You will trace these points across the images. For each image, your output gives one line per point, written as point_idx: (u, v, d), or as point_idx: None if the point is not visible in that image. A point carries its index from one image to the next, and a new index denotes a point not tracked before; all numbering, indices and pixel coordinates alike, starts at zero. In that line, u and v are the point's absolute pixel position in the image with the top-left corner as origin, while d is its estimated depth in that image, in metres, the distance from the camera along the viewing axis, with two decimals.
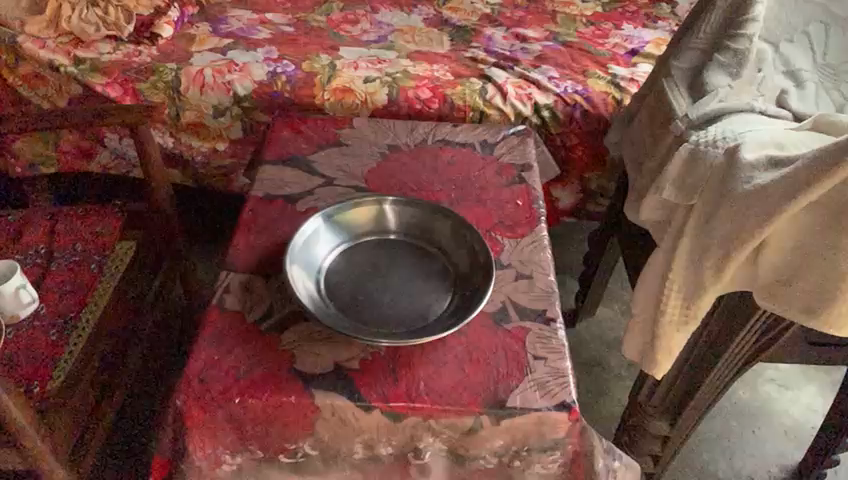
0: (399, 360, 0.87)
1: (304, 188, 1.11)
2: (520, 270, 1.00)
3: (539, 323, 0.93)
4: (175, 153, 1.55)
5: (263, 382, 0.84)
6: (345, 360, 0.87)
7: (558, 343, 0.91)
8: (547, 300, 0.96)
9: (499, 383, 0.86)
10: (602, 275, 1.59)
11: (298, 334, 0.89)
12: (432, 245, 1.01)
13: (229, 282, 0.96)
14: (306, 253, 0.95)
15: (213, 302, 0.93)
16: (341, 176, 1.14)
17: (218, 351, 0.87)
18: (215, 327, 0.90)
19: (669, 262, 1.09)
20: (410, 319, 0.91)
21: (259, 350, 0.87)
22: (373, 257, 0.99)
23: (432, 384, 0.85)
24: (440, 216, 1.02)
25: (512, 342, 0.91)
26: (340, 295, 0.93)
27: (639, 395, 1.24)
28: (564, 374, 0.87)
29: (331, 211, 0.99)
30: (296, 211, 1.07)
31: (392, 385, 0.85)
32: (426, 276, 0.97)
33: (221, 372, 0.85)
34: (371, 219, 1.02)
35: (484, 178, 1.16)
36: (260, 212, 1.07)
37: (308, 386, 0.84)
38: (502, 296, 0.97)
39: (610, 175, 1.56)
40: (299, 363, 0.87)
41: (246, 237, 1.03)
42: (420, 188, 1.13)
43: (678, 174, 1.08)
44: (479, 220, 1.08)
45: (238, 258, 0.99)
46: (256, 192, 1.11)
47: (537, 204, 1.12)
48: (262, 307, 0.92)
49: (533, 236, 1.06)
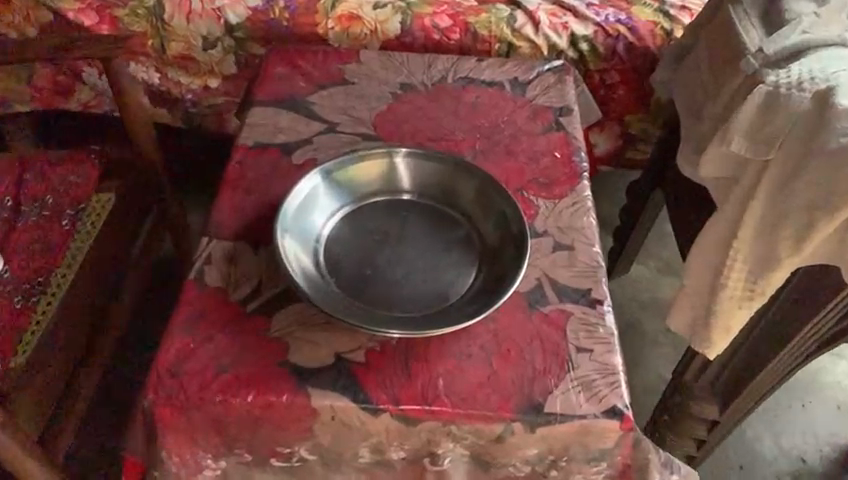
0: (413, 352, 0.72)
1: (302, 136, 0.94)
2: (559, 239, 0.84)
3: (582, 305, 0.77)
4: (161, 91, 1.37)
5: (249, 378, 0.70)
6: (349, 351, 0.72)
7: (605, 332, 0.75)
8: (592, 276, 0.80)
9: (535, 382, 0.71)
10: (639, 234, 1.42)
11: (291, 317, 0.74)
12: (453, 208, 0.84)
13: (211, 250, 0.80)
14: (304, 218, 0.79)
15: (190, 276, 0.78)
16: (346, 121, 0.96)
17: (195, 339, 0.72)
18: (192, 309, 0.75)
19: (734, 228, 0.93)
20: (427, 301, 0.76)
21: (244, 338, 0.72)
22: (383, 223, 0.83)
23: (453, 382, 0.70)
24: (464, 174, 0.85)
25: (550, 330, 0.75)
26: (343, 271, 0.78)
27: (686, 373, 1.09)
28: (613, 371, 0.72)
29: (333, 166, 0.82)
30: (293, 164, 0.91)
31: (404, 384, 0.70)
32: (446, 246, 0.81)
33: (198, 365, 0.70)
34: (381, 174, 0.85)
35: (515, 124, 0.98)
36: (249, 164, 0.90)
37: (302, 383, 0.69)
38: (538, 271, 0.80)
39: (654, 119, 1.38)
40: (292, 354, 0.71)
41: (232, 195, 0.86)
42: (439, 137, 0.95)
43: (751, 123, 0.89)
44: (509, 176, 0.91)
45: (223, 222, 0.83)
46: (245, 139, 0.94)
47: (579, 157, 0.94)
48: (249, 284, 0.77)
49: (574, 197, 0.89)
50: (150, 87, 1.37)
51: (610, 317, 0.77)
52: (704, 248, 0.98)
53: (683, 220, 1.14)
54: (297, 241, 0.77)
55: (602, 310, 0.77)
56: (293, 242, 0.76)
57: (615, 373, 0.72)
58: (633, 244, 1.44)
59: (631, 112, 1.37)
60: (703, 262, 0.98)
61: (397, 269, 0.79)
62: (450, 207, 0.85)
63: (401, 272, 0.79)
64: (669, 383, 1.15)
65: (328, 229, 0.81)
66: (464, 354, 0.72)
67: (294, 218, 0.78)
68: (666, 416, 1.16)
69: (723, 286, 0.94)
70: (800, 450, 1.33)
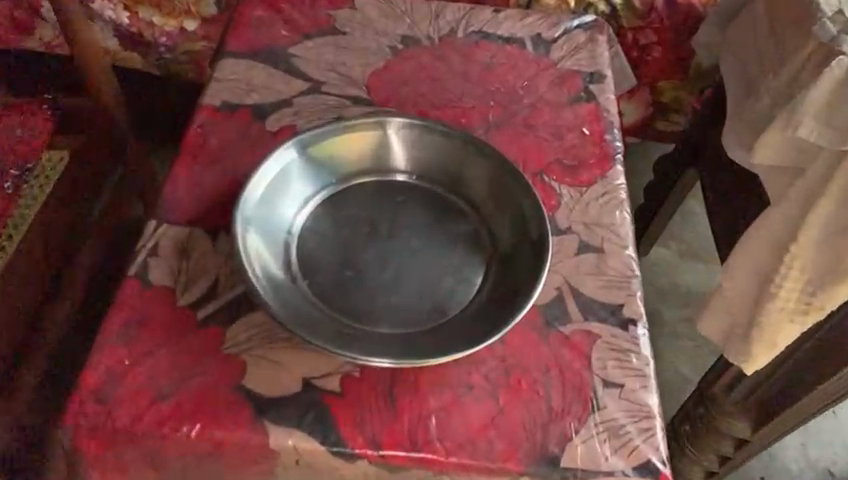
0: (400, 380, 0.58)
1: (280, 96, 0.78)
2: (585, 238, 0.69)
3: (611, 325, 0.63)
4: (130, 33, 1.16)
5: (194, 408, 0.56)
6: (320, 376, 0.58)
7: (639, 362, 0.62)
8: (624, 288, 0.66)
9: (550, 426, 0.57)
10: (664, 217, 1.25)
11: (251, 328, 0.60)
12: (457, 196, 0.69)
13: (159, 238, 0.65)
14: (272, 204, 0.64)
15: (130, 270, 0.63)
16: (334, 80, 0.80)
17: (130, 354, 0.58)
18: (129, 314, 0.60)
19: (791, 229, 0.78)
20: (420, 315, 0.62)
21: (191, 354, 0.58)
22: (370, 212, 0.68)
23: (449, 421, 0.56)
24: (472, 154, 0.69)
25: (571, 357, 0.61)
26: (319, 272, 0.63)
27: (715, 385, 0.95)
28: (648, 414, 0.59)
29: (310, 139, 0.67)
30: (266, 132, 0.75)
31: (388, 422, 0.56)
32: (446, 244, 0.66)
33: (131, 389, 0.56)
34: (371, 149, 0.69)
35: (537, 91, 0.81)
36: (213, 130, 0.75)
37: (260, 418, 0.55)
38: (559, 279, 0.66)
39: (691, 87, 1.22)
40: (248, 377, 0.57)
41: (189, 169, 0.71)
42: (445, 104, 0.79)
43: (826, 104, 0.74)
44: (527, 156, 0.75)
45: (176, 203, 0.68)
46: (210, 98, 0.77)
47: (611, 135, 0.78)
48: (203, 283, 0.62)
49: (604, 185, 0.74)
50: (117, 28, 1.16)
51: (644, 343, 0.63)
52: (751, 247, 0.82)
53: (724, 208, 0.98)
54: (261, 236, 0.62)
55: (635, 333, 0.63)
56: (256, 237, 0.61)
57: (651, 417, 0.59)
58: (656, 228, 1.27)
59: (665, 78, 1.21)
60: (749, 265, 0.83)
61: (385, 271, 0.64)
62: (454, 193, 0.69)
63: (389, 275, 0.64)
64: (694, 392, 1.01)
65: (302, 218, 0.66)
66: (464, 385, 0.58)
67: (259, 205, 0.63)
68: (687, 425, 1.03)
69: (772, 295, 0.79)
70: (825, 462, 1.22)
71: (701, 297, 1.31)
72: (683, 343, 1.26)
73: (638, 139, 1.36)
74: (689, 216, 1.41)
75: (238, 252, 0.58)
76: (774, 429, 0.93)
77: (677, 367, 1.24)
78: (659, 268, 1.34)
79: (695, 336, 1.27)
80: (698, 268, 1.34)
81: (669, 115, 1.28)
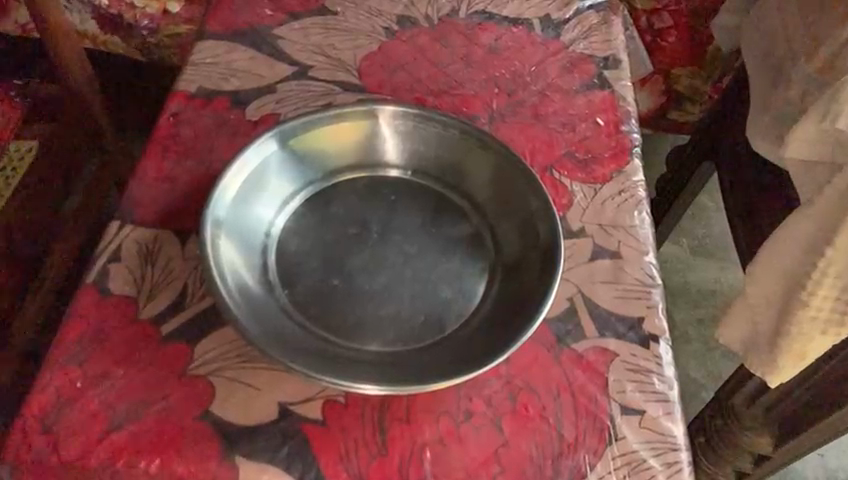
0: (391, 407, 0.52)
1: (262, 82, 0.70)
2: (600, 242, 0.62)
3: (630, 342, 0.56)
4: (110, 14, 1.06)
5: (154, 439, 0.49)
6: (299, 401, 0.51)
7: (662, 385, 0.55)
8: (644, 298, 0.59)
9: (560, 460, 0.51)
10: (683, 208, 1.15)
11: (222, 345, 0.53)
12: (457, 194, 0.62)
13: (121, 241, 0.58)
14: (248, 203, 0.56)
15: (88, 278, 0.55)
16: (322, 64, 0.72)
17: (83, 375, 0.51)
18: (83, 329, 0.53)
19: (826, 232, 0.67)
20: (414, 330, 0.55)
21: (153, 376, 0.51)
22: (359, 211, 0.60)
23: (446, 455, 0.50)
24: (475, 147, 0.61)
25: (585, 379, 0.54)
26: (300, 280, 0.56)
27: (733, 397, 0.88)
28: (674, 446, 0.53)
29: (292, 129, 0.59)
30: (245, 121, 0.67)
31: (377, 456, 0.50)
32: (444, 248, 0.59)
33: (82, 418, 0.49)
34: (362, 141, 0.62)
35: (546, 77, 0.74)
36: (187, 119, 0.67)
37: (231, 450, 0.49)
38: (572, 288, 0.59)
39: (707, 74, 1.14)
40: (218, 403, 0.51)
41: (158, 163, 0.63)
42: (444, 91, 0.72)
43: None
44: (535, 148, 0.68)
45: (143, 201, 0.60)
46: (185, 83, 0.69)
47: (628, 126, 0.71)
48: (169, 293, 0.55)
49: (620, 182, 0.66)
50: (99, 9, 1.06)
51: (668, 363, 0.56)
52: (782, 247, 0.72)
53: (746, 205, 0.91)
54: (235, 239, 0.54)
55: (658, 351, 0.56)
56: (229, 241, 0.54)
57: (678, 450, 0.52)
58: (670, 221, 1.17)
59: (680, 64, 1.13)
60: (773, 267, 0.73)
61: (375, 279, 0.57)
62: (453, 191, 0.62)
63: (380, 284, 0.57)
64: (709, 403, 0.94)
65: (281, 217, 0.59)
66: (464, 412, 0.52)
67: (233, 205, 0.55)
68: (701, 437, 0.96)
69: (803, 306, 0.69)
70: None
71: (714, 297, 1.24)
72: (695, 346, 1.19)
73: (651, 130, 1.27)
74: (702, 211, 1.33)
75: (206, 259, 0.51)
76: (799, 443, 0.85)
77: (689, 371, 1.17)
78: (671, 266, 1.26)
79: (708, 338, 1.19)
80: (711, 266, 1.27)
81: (684, 106, 1.20)
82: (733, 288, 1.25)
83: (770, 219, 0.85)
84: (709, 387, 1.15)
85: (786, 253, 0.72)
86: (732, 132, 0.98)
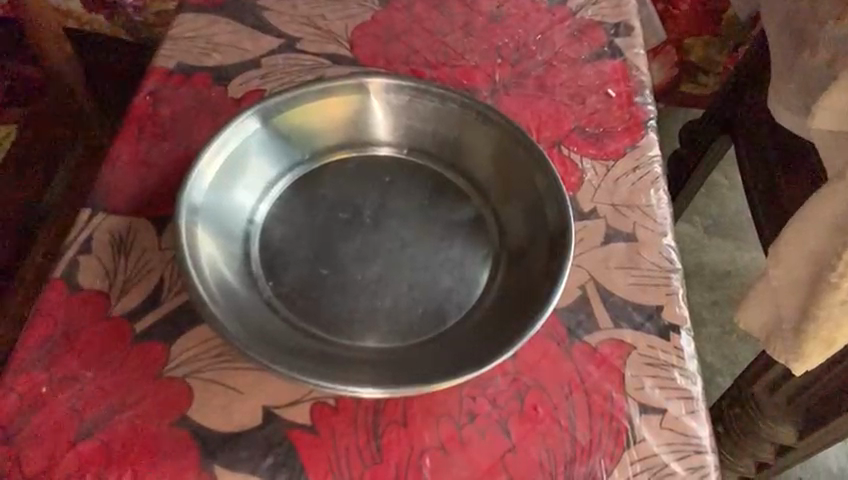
0: (386, 409, 0.47)
1: (247, 56, 0.65)
2: (613, 223, 0.57)
3: (648, 334, 0.52)
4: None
5: (126, 450, 0.44)
6: (285, 404, 0.47)
7: (683, 380, 0.50)
8: (663, 285, 0.54)
9: (573, 466, 0.46)
10: (696, 186, 1.09)
11: (202, 344, 0.48)
12: (456, 174, 0.57)
13: (92, 231, 0.53)
14: (225, 188, 0.51)
15: (56, 272, 0.51)
16: (310, 36, 0.67)
17: (48, 380, 0.46)
18: (50, 329, 0.48)
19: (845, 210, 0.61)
20: (413, 324, 0.50)
21: (125, 380, 0.46)
22: (350, 195, 0.55)
23: (449, 462, 0.46)
24: (476, 122, 0.56)
25: (599, 375, 0.49)
26: (286, 271, 0.51)
27: (753, 385, 0.83)
28: (698, 449, 0.48)
29: (275, 107, 0.54)
30: (227, 98, 0.62)
31: (371, 465, 0.45)
32: (444, 234, 0.54)
33: (46, 427, 0.45)
34: (351, 117, 0.56)
35: (553, 46, 0.68)
36: (165, 97, 0.62)
37: (211, 461, 0.45)
38: (583, 275, 0.54)
39: (721, 43, 1.08)
40: (196, 408, 0.46)
41: (134, 145, 0.58)
42: (443, 62, 0.66)
43: None
44: (541, 122, 0.63)
45: (117, 186, 0.56)
46: (163, 59, 0.64)
47: (642, 97, 0.65)
48: (144, 288, 0.50)
49: (633, 158, 0.61)
50: None
51: (690, 356, 0.51)
52: (807, 228, 0.64)
53: (766, 180, 0.86)
54: (213, 228, 0.49)
55: (679, 343, 0.52)
56: (206, 230, 0.49)
57: (703, 453, 0.48)
58: (684, 199, 1.11)
59: (694, 33, 1.07)
60: (791, 248, 0.66)
61: (368, 269, 0.52)
62: (452, 171, 0.57)
63: (373, 275, 0.52)
64: (727, 390, 0.89)
65: (265, 202, 0.54)
66: (466, 415, 0.47)
67: (210, 190, 0.50)
68: (719, 426, 0.92)
69: (833, 288, 0.62)
70: None
71: (729, 278, 1.18)
72: (710, 330, 1.14)
73: (664, 104, 1.22)
74: (716, 189, 1.27)
75: (181, 251, 0.46)
76: (825, 434, 0.80)
77: (703, 357, 1.12)
78: (684, 246, 1.21)
79: (723, 321, 1.14)
80: (726, 245, 1.21)
81: (698, 79, 1.14)
82: (749, 268, 1.19)
83: (794, 197, 0.79)
84: (724, 372, 1.11)
85: (803, 236, 0.65)
86: (750, 103, 0.92)
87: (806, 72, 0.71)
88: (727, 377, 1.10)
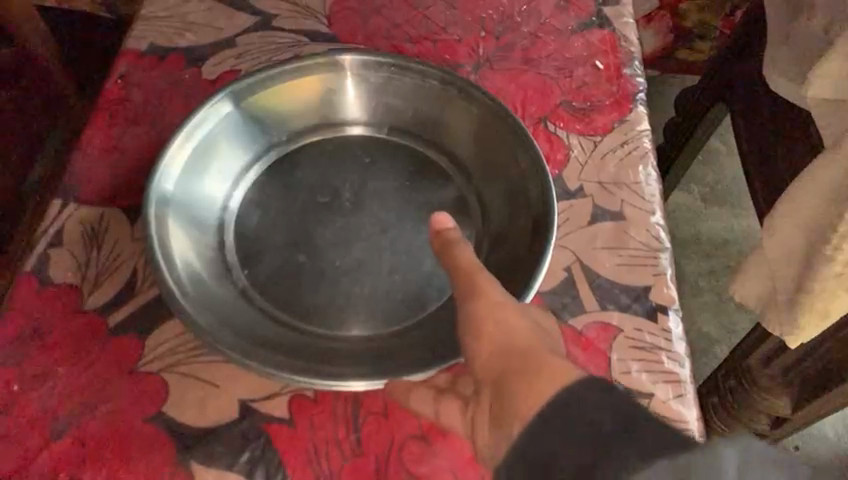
0: (366, 400, 0.46)
1: (222, 35, 0.63)
2: (601, 202, 0.55)
3: (635, 315, 0.51)
4: None
5: (98, 448, 0.43)
6: (263, 398, 0.46)
7: (670, 363, 0.49)
8: (650, 265, 0.53)
9: None
10: (692, 156, 1.07)
11: (176, 338, 0.47)
12: (438, 152, 0.55)
13: (63, 223, 0.51)
14: (196, 173, 0.50)
15: (27, 266, 0.50)
16: (287, 12, 0.64)
17: (19, 378, 0.45)
18: (19, 326, 0.47)
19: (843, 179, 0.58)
20: (393, 310, 0.49)
21: (96, 378, 0.46)
22: (328, 177, 0.54)
23: (430, 452, 0.45)
24: (456, 99, 0.54)
25: (584, 359, 0.48)
26: (261, 257, 0.50)
27: (750, 358, 0.82)
28: (686, 434, 0.47)
29: (248, 88, 0.52)
30: (202, 80, 0.60)
31: (349, 458, 0.44)
32: (424, 216, 0.53)
33: (19, 427, 0.44)
34: (325, 96, 0.55)
35: (539, 17, 0.66)
36: (138, 81, 0.60)
37: (186, 457, 0.44)
38: (569, 257, 0.53)
39: (718, 6, 1.04)
40: (172, 404, 0.45)
41: (106, 132, 0.57)
42: (424, 36, 0.64)
43: None
44: (527, 97, 0.61)
45: (87, 177, 0.54)
46: (135, 41, 0.62)
47: (631, 69, 0.63)
48: (117, 281, 0.49)
49: (621, 134, 0.59)
50: None
51: (678, 337, 0.50)
52: (802, 197, 0.61)
53: (763, 149, 0.84)
54: (185, 216, 0.48)
55: (667, 324, 0.51)
56: (179, 219, 0.48)
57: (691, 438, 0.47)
58: (680, 168, 1.09)
59: None
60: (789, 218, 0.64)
61: (346, 253, 0.51)
62: (434, 149, 0.55)
63: (353, 259, 0.51)
64: (722, 363, 0.88)
65: (240, 187, 0.53)
66: None
67: (182, 176, 0.49)
68: (715, 398, 0.91)
69: (828, 261, 0.59)
70: None
71: (727, 246, 1.17)
72: (706, 299, 1.13)
73: (659, 70, 1.19)
74: (714, 155, 1.25)
75: (149, 241, 0.45)
76: (823, 404, 0.78)
77: (700, 326, 1.11)
78: (680, 214, 1.19)
79: (721, 290, 1.13)
80: (724, 213, 1.20)
81: (694, 44, 1.11)
82: (748, 236, 1.18)
83: (790, 166, 0.77)
84: (722, 342, 1.10)
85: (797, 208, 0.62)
86: (748, 64, 0.89)
87: (801, 37, 0.68)
88: (725, 346, 1.10)
